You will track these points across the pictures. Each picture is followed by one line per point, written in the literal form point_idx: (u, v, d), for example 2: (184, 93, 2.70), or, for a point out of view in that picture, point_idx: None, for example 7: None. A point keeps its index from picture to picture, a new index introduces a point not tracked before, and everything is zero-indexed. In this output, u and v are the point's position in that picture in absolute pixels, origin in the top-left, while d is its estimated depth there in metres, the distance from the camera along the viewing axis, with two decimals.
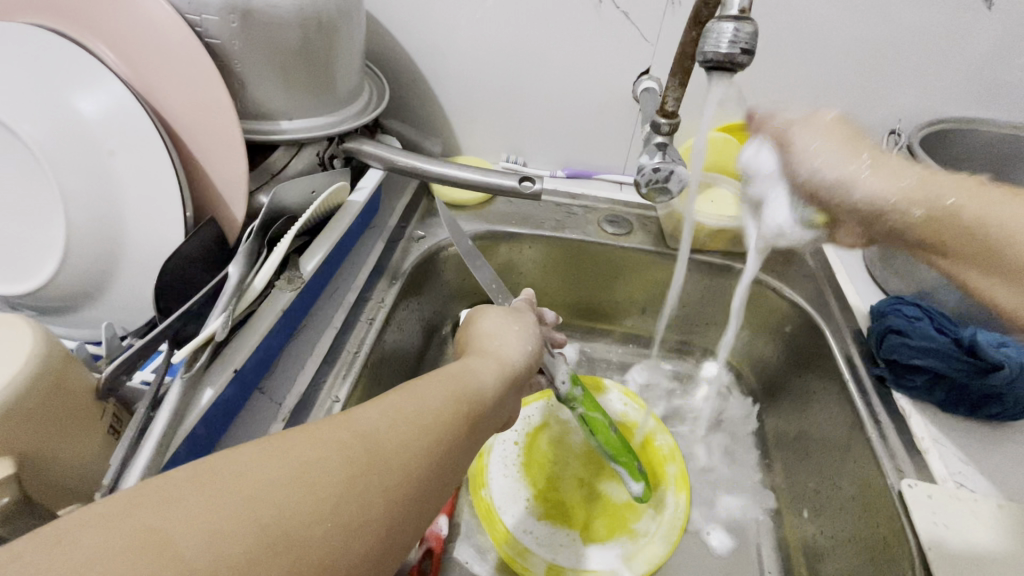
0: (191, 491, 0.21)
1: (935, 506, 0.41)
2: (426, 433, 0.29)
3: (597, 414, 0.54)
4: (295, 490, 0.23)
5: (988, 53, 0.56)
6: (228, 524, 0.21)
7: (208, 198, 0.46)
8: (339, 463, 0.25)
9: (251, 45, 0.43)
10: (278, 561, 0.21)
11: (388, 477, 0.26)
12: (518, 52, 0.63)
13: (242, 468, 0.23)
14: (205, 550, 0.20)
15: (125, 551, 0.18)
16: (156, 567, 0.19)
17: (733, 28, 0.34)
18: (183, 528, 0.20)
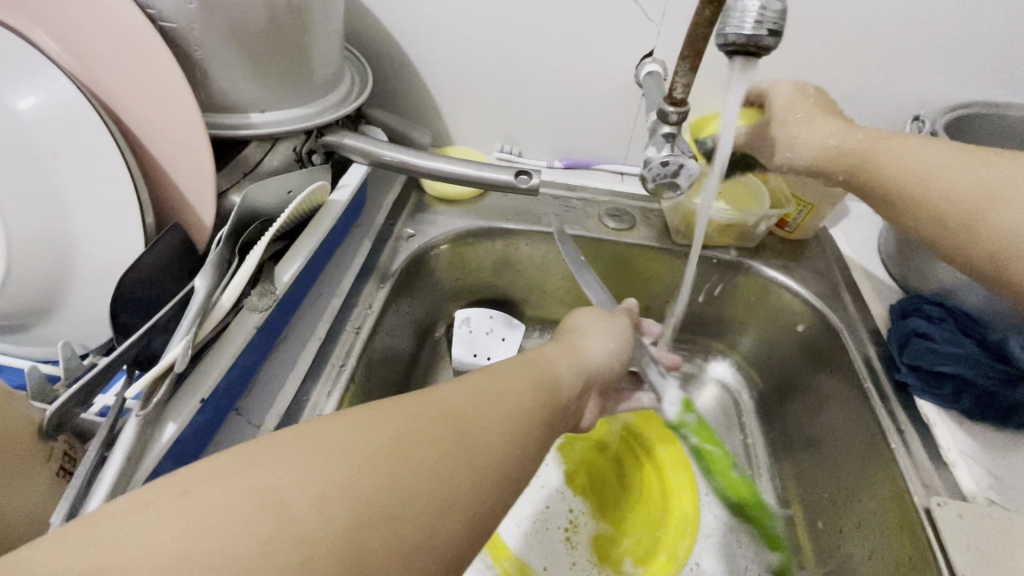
0: (297, 452, 0.26)
1: (966, 526, 0.39)
2: (501, 432, 0.31)
3: (711, 446, 0.48)
4: (386, 468, 0.26)
5: (1020, 31, 0.51)
6: (334, 489, 0.25)
7: (171, 201, 0.41)
8: (427, 442, 0.28)
9: (212, 30, 0.38)
10: (375, 530, 0.25)
11: (473, 457, 0.29)
12: (512, 34, 0.59)
13: (336, 443, 0.26)
14: (314, 513, 0.24)
15: (245, 506, 0.23)
16: (273, 520, 0.23)
17: (758, 6, 0.30)
18: (291, 494, 0.24)
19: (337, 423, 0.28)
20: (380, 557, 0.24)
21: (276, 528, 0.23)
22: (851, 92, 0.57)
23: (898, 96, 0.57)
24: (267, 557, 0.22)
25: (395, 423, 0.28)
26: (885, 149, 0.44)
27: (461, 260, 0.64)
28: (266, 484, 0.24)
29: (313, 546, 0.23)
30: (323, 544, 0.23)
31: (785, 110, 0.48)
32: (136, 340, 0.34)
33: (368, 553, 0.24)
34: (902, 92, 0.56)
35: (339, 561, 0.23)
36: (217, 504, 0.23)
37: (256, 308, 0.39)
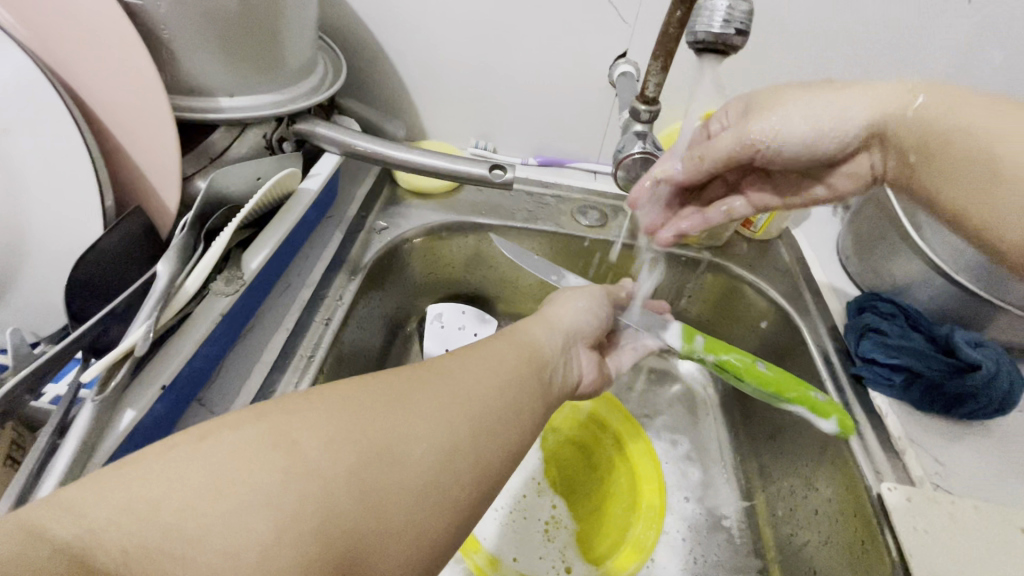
0: (304, 404, 0.26)
1: (915, 510, 0.40)
2: (499, 388, 0.32)
3: (733, 354, 0.48)
4: (388, 417, 0.27)
5: (963, 47, 0.55)
6: (342, 433, 0.25)
7: (133, 185, 0.40)
8: (427, 397, 0.29)
9: (180, 8, 0.37)
10: (384, 470, 0.25)
11: (472, 407, 0.30)
12: (488, 31, 0.59)
13: (341, 396, 0.27)
14: (326, 453, 0.24)
15: (260, 446, 0.23)
16: (288, 459, 0.23)
17: (727, 6, 0.31)
18: (302, 435, 0.24)
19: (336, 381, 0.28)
20: (391, 496, 0.25)
21: (288, 463, 0.23)
22: None
23: None
24: (277, 501, 0.22)
25: (393, 381, 0.29)
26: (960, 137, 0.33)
27: (434, 255, 0.63)
28: (274, 428, 0.24)
29: (325, 487, 0.23)
30: (334, 479, 0.23)
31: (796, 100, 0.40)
32: (91, 326, 0.33)
33: (376, 496, 0.24)
34: None
35: (349, 498, 0.23)
36: (243, 441, 0.23)
37: (223, 292, 0.39)
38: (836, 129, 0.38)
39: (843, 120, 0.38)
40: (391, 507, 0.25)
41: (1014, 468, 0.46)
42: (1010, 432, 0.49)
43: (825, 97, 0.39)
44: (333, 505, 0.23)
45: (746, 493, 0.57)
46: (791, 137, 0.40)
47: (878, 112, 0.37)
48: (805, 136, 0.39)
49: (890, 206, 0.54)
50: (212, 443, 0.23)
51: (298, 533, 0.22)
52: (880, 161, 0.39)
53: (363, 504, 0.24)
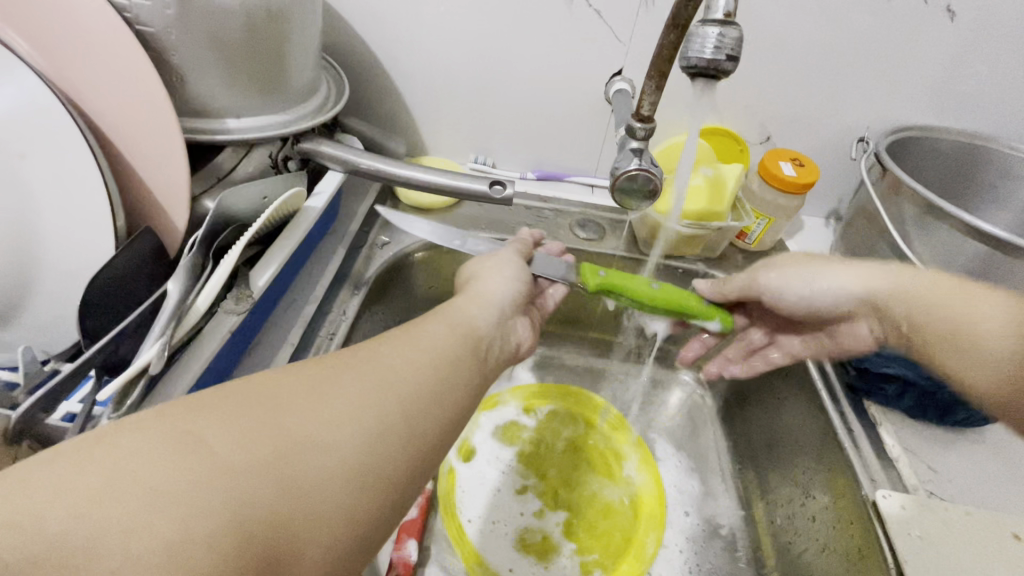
0: (213, 400, 0.24)
1: (909, 517, 0.41)
2: (431, 364, 0.31)
3: (630, 279, 0.49)
4: (302, 406, 0.26)
5: (948, 64, 0.57)
6: (250, 426, 0.24)
7: (143, 205, 0.41)
8: (350, 380, 0.28)
9: (192, 35, 0.39)
10: (305, 457, 0.24)
11: (402, 384, 0.29)
12: (487, 50, 0.61)
13: (255, 390, 0.26)
14: (236, 447, 0.23)
15: (161, 445, 0.22)
16: (192, 456, 0.22)
17: (717, 33, 0.32)
18: (210, 431, 0.23)
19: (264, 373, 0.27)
20: (315, 483, 0.24)
21: (195, 461, 0.22)
22: (802, 115, 0.61)
23: (845, 120, 0.61)
24: (196, 499, 0.21)
25: (316, 370, 0.28)
26: (933, 295, 0.39)
27: (437, 269, 0.64)
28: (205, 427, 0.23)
29: (239, 481, 0.22)
30: (248, 471, 0.22)
31: (785, 265, 0.46)
32: (104, 345, 0.34)
33: (297, 483, 0.24)
34: (847, 117, 0.61)
35: (267, 487, 0.23)
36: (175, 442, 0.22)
37: (233, 311, 0.40)
38: (826, 302, 0.44)
39: (835, 291, 0.44)
40: (315, 493, 0.24)
41: (1006, 475, 0.47)
42: (1002, 439, 0.50)
43: (828, 267, 0.44)
44: (250, 497, 0.22)
45: (745, 503, 0.58)
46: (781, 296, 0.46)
47: (866, 292, 0.42)
48: (802, 292, 0.45)
49: (881, 220, 0.55)
50: (155, 431, 0.22)
51: (211, 527, 0.21)
52: (875, 327, 0.44)
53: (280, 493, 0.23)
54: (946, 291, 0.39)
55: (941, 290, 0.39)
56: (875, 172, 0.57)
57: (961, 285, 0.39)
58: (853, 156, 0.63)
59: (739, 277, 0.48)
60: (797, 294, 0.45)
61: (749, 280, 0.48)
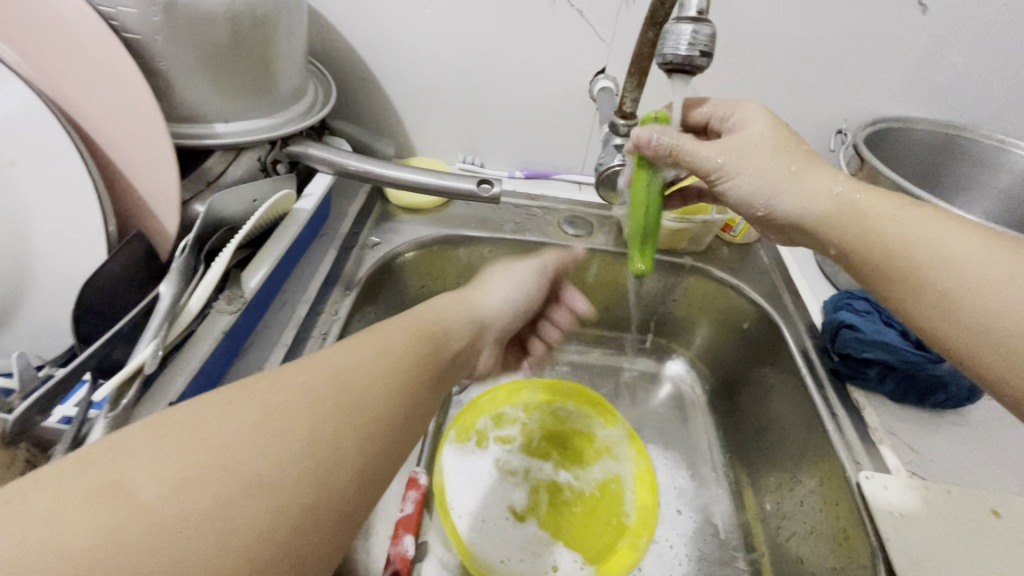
0: (146, 442, 0.22)
1: (890, 496, 0.43)
2: (390, 386, 0.30)
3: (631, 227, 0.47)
4: (248, 442, 0.24)
5: (923, 56, 0.58)
6: (189, 470, 0.22)
7: (134, 210, 0.42)
8: (304, 406, 0.26)
9: (179, 41, 0.39)
10: (248, 504, 0.22)
11: (356, 415, 0.28)
12: (472, 50, 0.61)
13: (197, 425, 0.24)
14: (168, 499, 0.21)
15: (87, 499, 0.20)
16: (120, 512, 0.20)
17: (691, 30, 0.33)
18: (139, 478, 0.21)
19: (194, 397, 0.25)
20: (259, 533, 0.22)
21: (123, 517, 0.20)
22: (782, 108, 0.63)
23: (824, 112, 0.63)
24: (146, 571, 0.19)
25: (263, 389, 0.26)
26: (884, 243, 0.36)
27: (427, 268, 0.65)
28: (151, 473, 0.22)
29: (169, 540, 0.20)
30: (183, 527, 0.21)
31: (755, 153, 0.40)
32: (98, 347, 0.34)
33: (239, 533, 0.22)
34: (826, 110, 0.63)
35: (206, 541, 0.21)
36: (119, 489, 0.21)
37: (226, 310, 0.40)
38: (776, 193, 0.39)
39: (800, 199, 0.39)
40: (256, 547, 0.22)
41: (989, 455, 0.48)
42: (982, 420, 0.51)
43: (789, 156, 0.40)
44: (184, 555, 0.20)
45: (735, 490, 0.59)
46: (744, 180, 0.40)
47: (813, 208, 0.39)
48: (752, 190, 0.40)
49: None
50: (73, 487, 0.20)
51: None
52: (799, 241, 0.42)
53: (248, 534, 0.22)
54: (906, 250, 0.35)
55: (892, 217, 0.36)
56: (854, 162, 0.58)
57: (932, 248, 0.34)
58: (832, 147, 0.64)
59: (710, 148, 0.40)
60: (752, 187, 0.40)
61: (723, 113, 0.45)
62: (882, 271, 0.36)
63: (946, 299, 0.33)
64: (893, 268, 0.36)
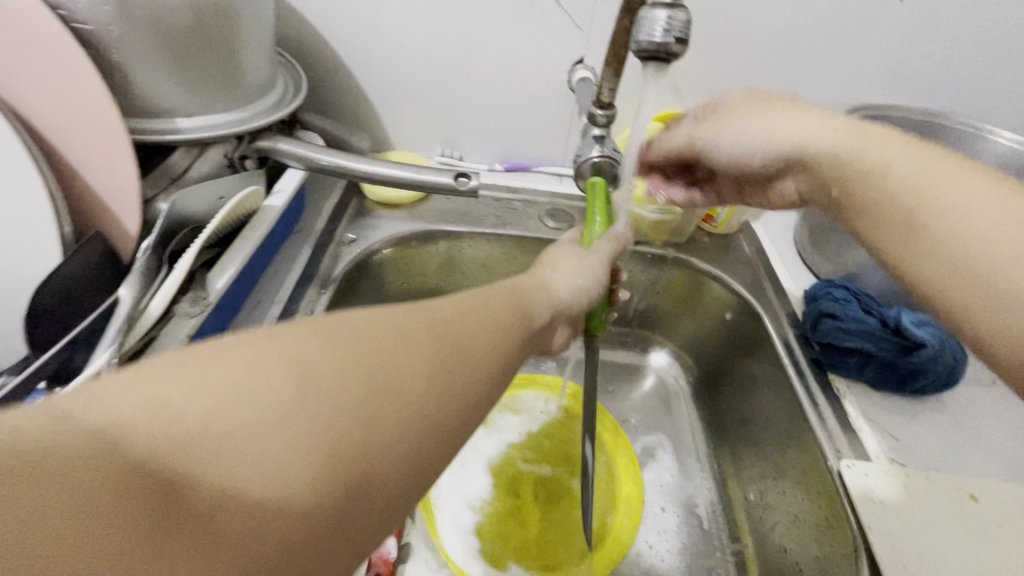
0: (316, 326, 0.24)
1: (871, 484, 0.43)
2: (501, 338, 0.29)
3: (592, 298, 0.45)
4: (396, 346, 0.25)
5: (899, 43, 0.58)
6: (349, 360, 0.23)
7: (92, 210, 0.40)
8: (434, 333, 0.26)
9: (134, 32, 0.37)
10: (389, 406, 0.23)
11: (479, 355, 0.28)
12: (447, 40, 0.60)
13: (212, 421, 0.19)
14: (336, 380, 0.22)
15: (271, 370, 0.21)
16: (298, 382, 0.21)
17: (666, 16, 0.32)
18: (314, 359, 0.22)
19: (229, 361, 0.21)
20: (397, 432, 0.23)
21: (299, 387, 0.21)
22: None
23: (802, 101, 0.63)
24: None
25: (289, 392, 0.21)
26: (890, 186, 0.35)
27: (406, 264, 0.64)
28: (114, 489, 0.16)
29: (329, 418, 0.21)
30: (342, 408, 0.22)
31: (735, 114, 0.42)
32: (53, 355, 0.33)
33: (384, 426, 0.23)
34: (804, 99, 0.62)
35: (358, 427, 0.22)
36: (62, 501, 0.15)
37: (189, 313, 0.39)
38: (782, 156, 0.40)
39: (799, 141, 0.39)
40: (393, 453, 0.23)
41: (967, 441, 0.49)
42: (960, 405, 0.52)
43: (773, 108, 0.40)
44: (341, 438, 0.21)
45: (720, 481, 0.59)
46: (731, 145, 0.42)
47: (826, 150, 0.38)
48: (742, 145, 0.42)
49: None
50: (262, 348, 0.22)
51: (308, 454, 0.20)
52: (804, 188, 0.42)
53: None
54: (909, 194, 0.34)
55: (902, 156, 0.35)
56: None
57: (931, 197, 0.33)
58: None
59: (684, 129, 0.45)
60: (739, 146, 0.42)
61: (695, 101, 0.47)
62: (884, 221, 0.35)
63: (946, 251, 0.32)
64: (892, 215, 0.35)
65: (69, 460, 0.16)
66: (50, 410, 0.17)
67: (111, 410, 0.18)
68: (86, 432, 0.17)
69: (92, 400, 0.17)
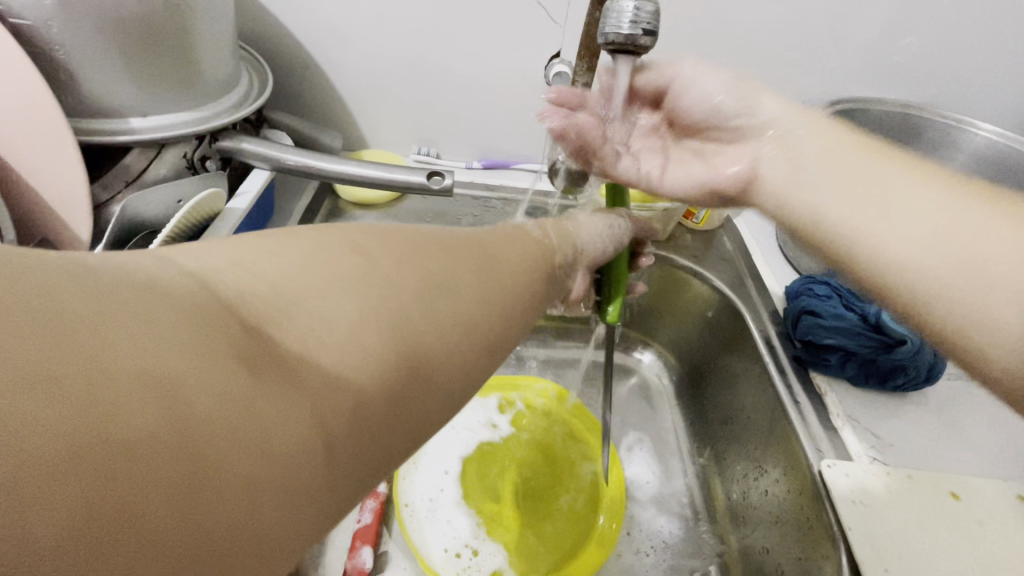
0: (375, 233, 0.28)
1: (853, 485, 0.42)
2: (526, 285, 0.34)
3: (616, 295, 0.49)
4: (444, 262, 0.29)
5: (880, 34, 0.57)
6: (407, 257, 0.27)
7: (37, 216, 0.38)
8: (468, 259, 0.31)
9: (77, 28, 0.36)
10: (444, 297, 0.27)
11: (514, 280, 0.33)
12: (418, 35, 0.58)
13: (294, 282, 0.22)
14: (400, 268, 0.26)
15: (342, 254, 0.25)
16: (365, 264, 0.25)
17: (633, 7, 0.31)
18: (377, 252, 0.27)
19: (298, 246, 0.24)
20: (451, 319, 0.27)
21: (367, 269, 0.25)
22: None
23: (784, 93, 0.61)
24: None
25: (358, 270, 0.25)
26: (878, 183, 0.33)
27: None
28: (212, 315, 0.19)
29: (395, 294, 0.25)
30: (406, 293, 0.26)
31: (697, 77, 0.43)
32: None
33: (440, 314, 0.26)
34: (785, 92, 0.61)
35: (422, 309, 0.26)
36: (173, 310, 0.17)
37: None
38: (732, 104, 0.41)
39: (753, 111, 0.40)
40: (450, 340, 0.26)
41: (947, 436, 0.49)
42: (943, 403, 0.51)
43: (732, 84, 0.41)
44: (407, 314, 0.25)
45: (704, 478, 0.58)
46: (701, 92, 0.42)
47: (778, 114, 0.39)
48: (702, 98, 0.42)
49: None
50: (330, 241, 0.26)
51: (382, 316, 0.24)
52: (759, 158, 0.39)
53: (265, 440, 0.17)
54: (891, 181, 0.33)
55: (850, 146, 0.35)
56: None
57: (907, 186, 0.32)
58: None
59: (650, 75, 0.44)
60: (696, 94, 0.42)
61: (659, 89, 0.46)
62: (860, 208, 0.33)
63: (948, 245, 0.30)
64: (875, 200, 0.33)
65: (169, 292, 0.18)
66: (155, 259, 0.20)
67: (207, 266, 0.21)
68: (188, 276, 0.20)
69: (190, 260, 0.21)
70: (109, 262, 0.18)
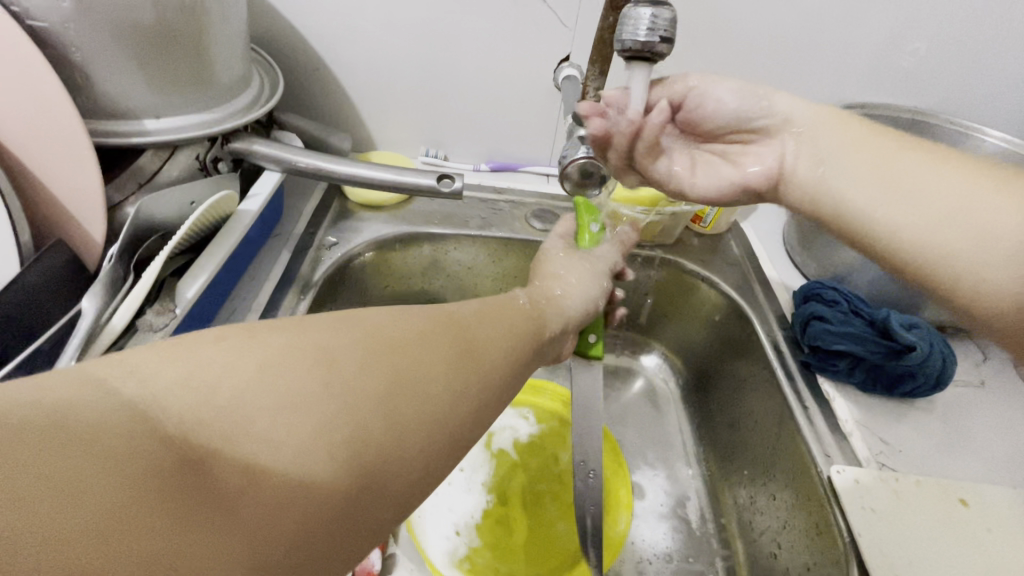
0: (348, 328, 0.29)
1: (864, 493, 0.42)
2: (511, 350, 0.35)
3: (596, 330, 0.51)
4: (415, 350, 0.29)
5: (887, 40, 0.57)
6: (380, 353, 0.28)
7: (52, 218, 0.38)
8: (443, 336, 0.31)
9: (93, 30, 0.36)
10: (408, 403, 0.27)
11: (491, 360, 0.33)
12: (428, 38, 0.58)
13: (245, 402, 0.23)
14: (361, 372, 0.27)
15: (300, 363, 0.25)
16: (327, 375, 0.26)
17: (651, 14, 0.31)
18: (340, 354, 0.27)
19: (269, 344, 0.25)
20: (410, 421, 0.27)
21: (324, 378, 0.25)
22: None
23: None
24: None
25: (316, 384, 0.25)
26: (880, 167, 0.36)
27: (385, 267, 0.62)
28: (145, 459, 0.19)
29: (350, 404, 0.25)
30: (366, 402, 0.26)
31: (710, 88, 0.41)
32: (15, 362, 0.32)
33: (401, 419, 0.27)
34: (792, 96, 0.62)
35: (378, 419, 0.26)
36: (108, 465, 0.18)
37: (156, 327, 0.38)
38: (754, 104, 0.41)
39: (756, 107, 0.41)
40: (405, 439, 0.27)
41: (953, 443, 0.49)
42: (948, 409, 0.51)
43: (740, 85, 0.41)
44: (360, 423, 0.25)
45: (709, 481, 0.59)
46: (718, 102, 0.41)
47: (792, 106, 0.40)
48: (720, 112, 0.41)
49: None
50: (291, 342, 0.26)
51: (329, 440, 0.24)
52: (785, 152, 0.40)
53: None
54: (898, 160, 0.36)
55: (856, 134, 0.38)
56: None
57: (905, 165, 0.36)
58: None
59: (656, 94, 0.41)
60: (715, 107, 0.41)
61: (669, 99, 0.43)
62: (872, 187, 0.36)
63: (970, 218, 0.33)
64: (883, 181, 0.36)
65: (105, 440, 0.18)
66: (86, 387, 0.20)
67: (150, 393, 0.21)
68: (126, 410, 0.20)
69: (134, 386, 0.21)
70: (41, 406, 0.18)
